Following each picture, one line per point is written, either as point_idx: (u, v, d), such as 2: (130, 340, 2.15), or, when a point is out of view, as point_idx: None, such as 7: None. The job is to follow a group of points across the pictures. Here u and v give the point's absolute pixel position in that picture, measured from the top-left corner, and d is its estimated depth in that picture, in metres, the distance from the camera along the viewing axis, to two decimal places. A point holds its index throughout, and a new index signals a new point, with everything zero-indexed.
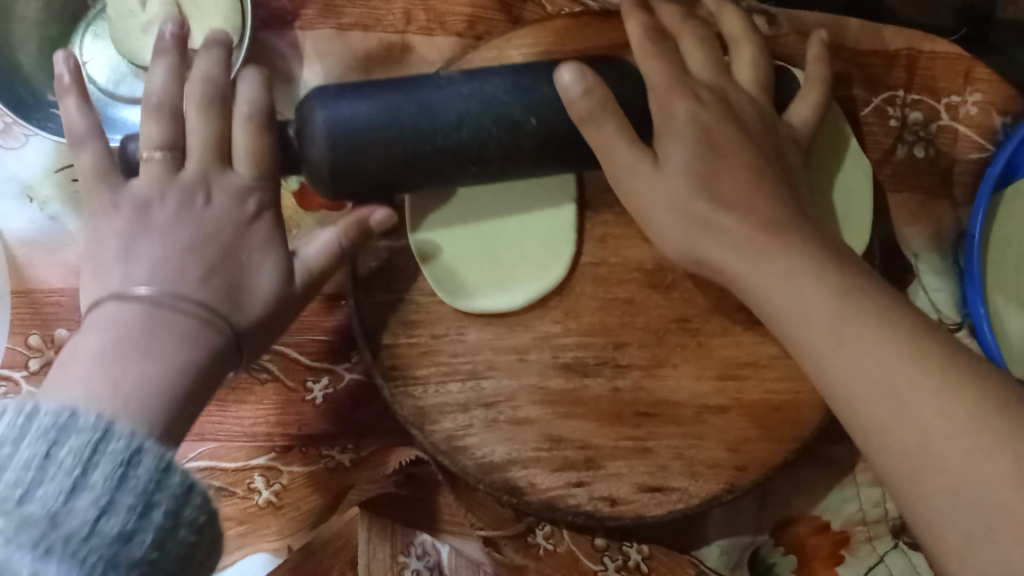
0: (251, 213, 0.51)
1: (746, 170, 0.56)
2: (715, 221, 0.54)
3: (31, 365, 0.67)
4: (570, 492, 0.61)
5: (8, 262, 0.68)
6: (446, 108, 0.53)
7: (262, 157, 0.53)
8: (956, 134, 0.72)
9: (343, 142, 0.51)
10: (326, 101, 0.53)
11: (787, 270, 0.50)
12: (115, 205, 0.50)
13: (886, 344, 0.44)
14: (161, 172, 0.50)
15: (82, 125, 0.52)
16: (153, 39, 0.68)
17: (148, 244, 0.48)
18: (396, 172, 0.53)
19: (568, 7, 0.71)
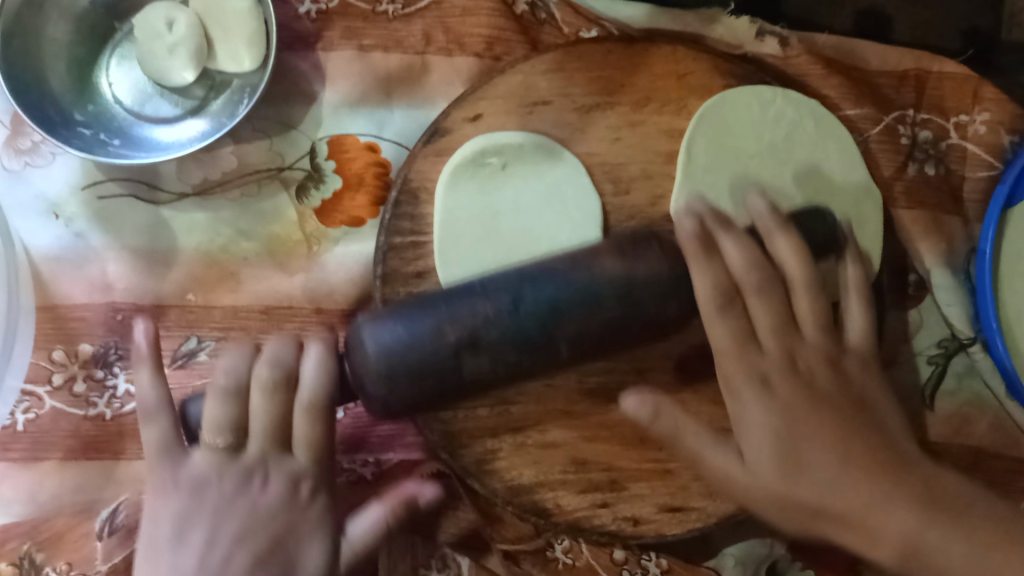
0: (300, 497, 0.54)
1: (833, 426, 0.54)
2: (791, 479, 0.53)
3: (54, 381, 0.67)
4: (595, 512, 0.63)
5: (33, 279, 0.69)
6: (488, 343, 0.52)
7: (316, 445, 0.56)
8: (965, 153, 0.73)
9: (391, 373, 0.51)
10: (376, 326, 0.52)
11: (849, 509, 0.51)
12: (172, 486, 0.54)
13: (902, 510, 0.51)
14: (217, 460, 0.54)
15: (150, 400, 0.56)
16: (180, 61, 0.69)
17: (193, 555, 0.51)
18: (448, 382, 0.52)
19: (585, 29, 0.72)
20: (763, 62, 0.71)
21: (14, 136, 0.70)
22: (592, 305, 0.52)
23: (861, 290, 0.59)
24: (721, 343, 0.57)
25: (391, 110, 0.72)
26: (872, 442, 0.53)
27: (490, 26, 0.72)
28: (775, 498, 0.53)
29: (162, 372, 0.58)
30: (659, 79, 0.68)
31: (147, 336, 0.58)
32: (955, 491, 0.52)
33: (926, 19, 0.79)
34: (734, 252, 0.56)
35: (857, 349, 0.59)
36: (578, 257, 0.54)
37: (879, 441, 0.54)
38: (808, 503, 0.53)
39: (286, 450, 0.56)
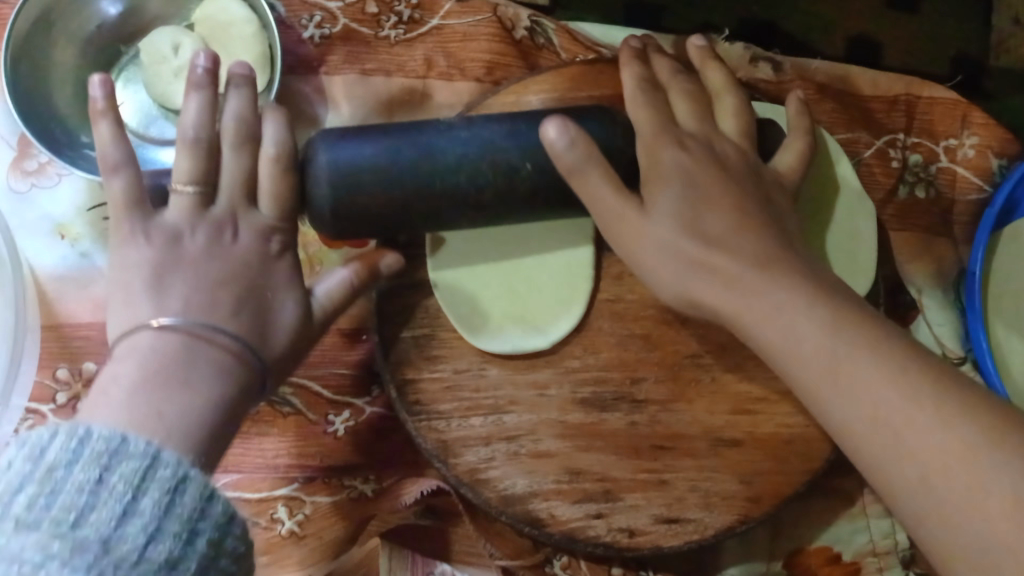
0: (271, 250, 0.55)
1: (741, 214, 0.56)
2: (704, 247, 0.55)
3: (58, 399, 0.68)
4: (590, 523, 0.63)
5: (38, 297, 0.70)
6: (444, 154, 0.55)
7: (285, 203, 0.55)
8: (955, 177, 0.75)
9: (339, 189, 0.53)
10: (333, 140, 0.55)
11: (762, 283, 0.52)
12: (141, 232, 0.52)
13: (805, 301, 0.51)
14: (190, 206, 0.53)
15: (115, 154, 0.52)
16: (185, 84, 0.70)
17: (180, 272, 0.51)
18: (376, 213, 0.54)
19: (583, 54, 0.74)
20: (758, 87, 0.72)
21: (21, 158, 0.72)
22: (517, 177, 0.55)
23: (804, 136, 0.63)
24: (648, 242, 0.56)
25: None
26: (778, 241, 0.55)
27: (490, 51, 0.74)
28: (684, 260, 0.55)
29: (123, 126, 0.53)
30: None
31: (106, 83, 0.53)
32: (877, 319, 0.50)
33: (915, 46, 0.81)
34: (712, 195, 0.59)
35: (781, 168, 0.62)
36: (535, 127, 0.57)
37: (784, 240, 0.56)
38: (728, 269, 0.54)
39: (254, 194, 0.55)
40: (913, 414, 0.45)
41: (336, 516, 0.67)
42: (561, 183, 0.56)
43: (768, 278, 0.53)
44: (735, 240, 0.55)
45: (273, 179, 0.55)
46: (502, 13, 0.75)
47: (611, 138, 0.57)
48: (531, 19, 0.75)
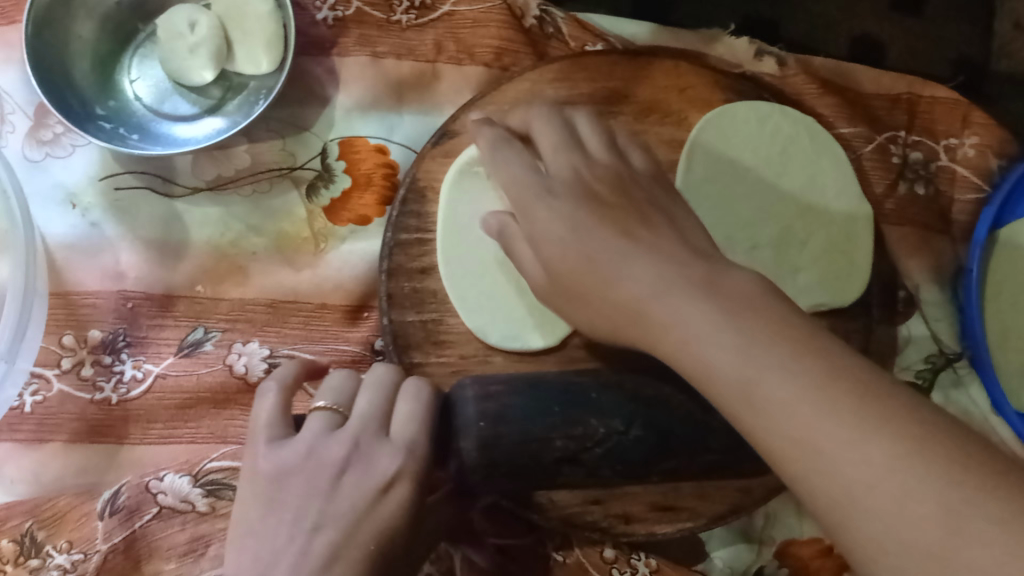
0: (390, 494, 0.48)
1: (654, 257, 0.48)
2: (593, 286, 0.51)
3: (63, 364, 0.69)
4: (588, 508, 0.65)
5: (47, 264, 0.71)
6: (611, 434, 0.52)
7: (414, 452, 0.51)
8: (955, 176, 0.76)
9: (488, 447, 0.52)
10: (482, 393, 0.55)
11: (660, 292, 0.45)
12: (262, 471, 0.49)
13: (707, 325, 0.41)
14: (331, 424, 0.52)
15: (265, 417, 0.53)
16: (200, 61, 0.72)
17: (287, 542, 0.45)
18: (523, 460, 0.53)
19: (591, 43, 0.75)
20: (762, 80, 0.74)
21: (36, 128, 0.73)
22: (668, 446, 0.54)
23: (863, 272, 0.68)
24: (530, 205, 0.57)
25: (400, 116, 0.74)
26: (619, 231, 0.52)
27: (499, 38, 0.75)
28: (627, 318, 0.48)
29: (286, 395, 0.55)
30: (660, 92, 0.71)
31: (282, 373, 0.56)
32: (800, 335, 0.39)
33: (918, 48, 0.83)
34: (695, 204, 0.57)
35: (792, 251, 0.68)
36: (696, 386, 0.56)
37: (666, 239, 0.51)
38: (647, 311, 0.45)
39: (386, 432, 0.51)
40: (830, 428, 0.34)
41: None
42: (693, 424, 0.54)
43: (611, 260, 0.50)
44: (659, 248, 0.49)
45: (408, 423, 0.52)
46: (512, 1, 0.76)
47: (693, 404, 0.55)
48: (541, 8, 0.76)
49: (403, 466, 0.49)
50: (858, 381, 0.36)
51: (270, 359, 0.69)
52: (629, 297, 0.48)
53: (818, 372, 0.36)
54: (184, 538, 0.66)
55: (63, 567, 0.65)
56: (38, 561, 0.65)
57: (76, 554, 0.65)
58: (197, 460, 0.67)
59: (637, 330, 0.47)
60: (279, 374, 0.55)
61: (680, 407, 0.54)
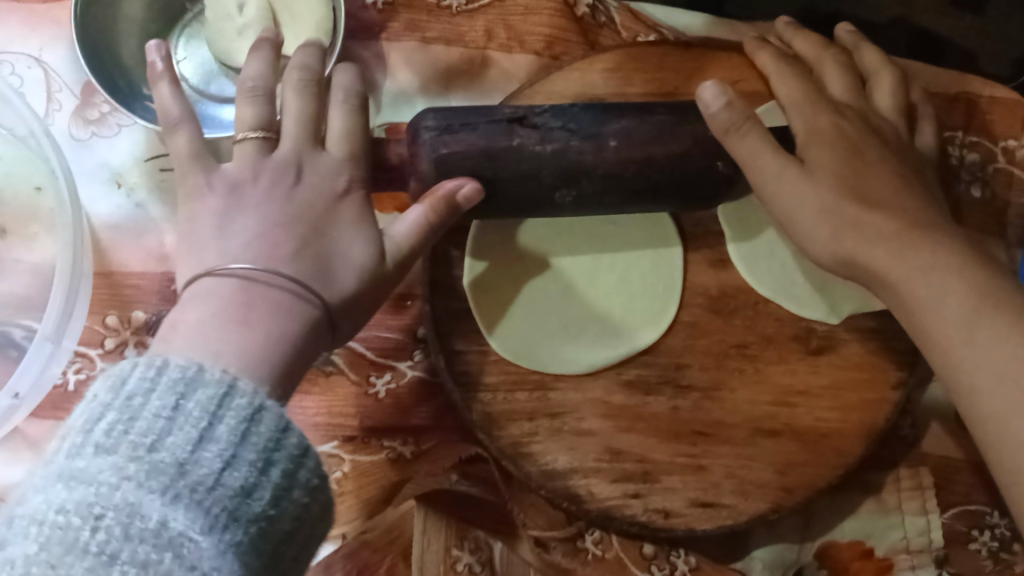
0: (342, 191, 0.53)
1: (892, 183, 0.56)
2: (858, 205, 0.54)
3: (106, 344, 0.69)
4: (626, 502, 0.65)
5: (93, 244, 0.71)
6: (556, 110, 0.58)
7: (351, 140, 0.56)
8: (1012, 178, 0.74)
9: (445, 158, 0.56)
10: (439, 117, 0.57)
11: (907, 235, 0.53)
12: (210, 187, 0.51)
13: (952, 273, 0.52)
14: (258, 151, 0.53)
15: (173, 108, 0.54)
16: (247, 42, 0.71)
17: (226, 240, 0.48)
18: (509, 176, 0.56)
19: (643, 34, 0.74)
20: None
21: (83, 107, 0.73)
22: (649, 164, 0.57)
23: (891, 74, 0.67)
24: (792, 96, 0.62)
25: (449, 101, 0.73)
26: (896, 183, 0.56)
27: (551, 26, 0.74)
28: (839, 222, 0.54)
29: (181, 85, 0.55)
30: (712, 84, 0.70)
31: (161, 49, 0.55)
32: (946, 230, 0.55)
33: (977, 46, 0.81)
34: (793, 84, 0.64)
35: (891, 118, 0.63)
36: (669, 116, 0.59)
37: (924, 201, 0.56)
38: (866, 220, 0.54)
39: (320, 148, 0.55)
40: (988, 328, 0.49)
41: (376, 475, 0.68)
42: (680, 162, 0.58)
43: (855, 169, 0.56)
44: (822, 157, 0.56)
45: (346, 115, 0.56)
46: None
47: (688, 125, 0.59)
48: None
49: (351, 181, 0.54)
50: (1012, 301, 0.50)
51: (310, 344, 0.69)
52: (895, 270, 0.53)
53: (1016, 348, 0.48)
54: None
55: None
56: None
57: None
58: None
59: (872, 250, 0.54)
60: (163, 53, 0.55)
61: (653, 124, 0.58)
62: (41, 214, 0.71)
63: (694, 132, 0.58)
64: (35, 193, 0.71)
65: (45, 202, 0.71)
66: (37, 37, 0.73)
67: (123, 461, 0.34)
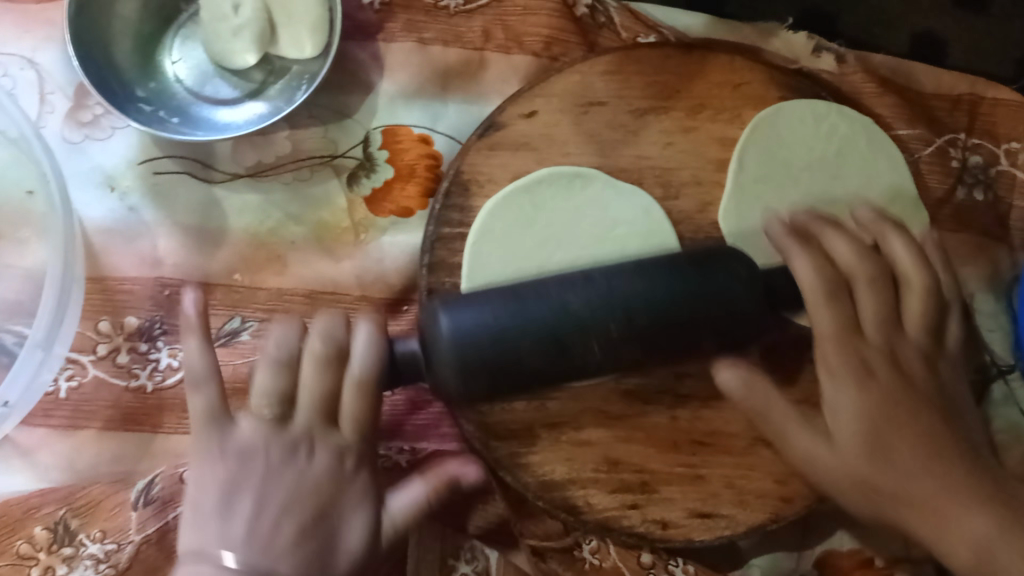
0: (344, 467, 0.55)
1: (923, 438, 0.55)
2: (878, 463, 0.55)
3: (99, 350, 0.68)
4: (625, 513, 0.64)
5: (85, 249, 0.70)
6: (570, 306, 0.52)
7: (367, 382, 0.56)
8: (1014, 181, 0.73)
9: (464, 358, 0.51)
10: (448, 307, 0.53)
11: (936, 494, 0.53)
12: (218, 456, 0.55)
13: (993, 529, 0.52)
14: (264, 432, 0.55)
15: (198, 367, 0.57)
16: (243, 44, 0.70)
17: (234, 524, 0.52)
18: (508, 367, 0.52)
19: (643, 35, 0.73)
20: (819, 78, 0.71)
21: (76, 109, 0.72)
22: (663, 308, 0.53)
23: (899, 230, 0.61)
24: (804, 284, 0.56)
25: (446, 104, 0.72)
26: (938, 421, 0.56)
27: (550, 26, 0.73)
28: (856, 483, 0.55)
29: (209, 339, 0.58)
30: (715, 87, 0.69)
31: (197, 305, 0.58)
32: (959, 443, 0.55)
33: (982, 46, 0.80)
34: (845, 251, 0.59)
35: (917, 341, 0.59)
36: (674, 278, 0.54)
37: (944, 416, 0.56)
38: (914, 495, 0.54)
39: (334, 423, 0.57)
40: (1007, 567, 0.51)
41: None
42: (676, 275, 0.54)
43: (880, 410, 0.55)
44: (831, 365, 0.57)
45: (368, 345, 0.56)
46: None
47: (678, 277, 0.54)
48: None
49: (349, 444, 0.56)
50: (990, 495, 0.53)
51: None
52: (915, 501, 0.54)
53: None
54: None
55: (96, 556, 0.65)
56: (71, 550, 0.65)
57: (109, 544, 0.65)
58: None
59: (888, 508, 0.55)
60: (196, 311, 0.57)
61: (650, 279, 0.54)
62: (32, 218, 0.70)
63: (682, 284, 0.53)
64: (26, 197, 0.70)
65: (37, 206, 0.70)
66: (29, 38, 0.72)
67: None
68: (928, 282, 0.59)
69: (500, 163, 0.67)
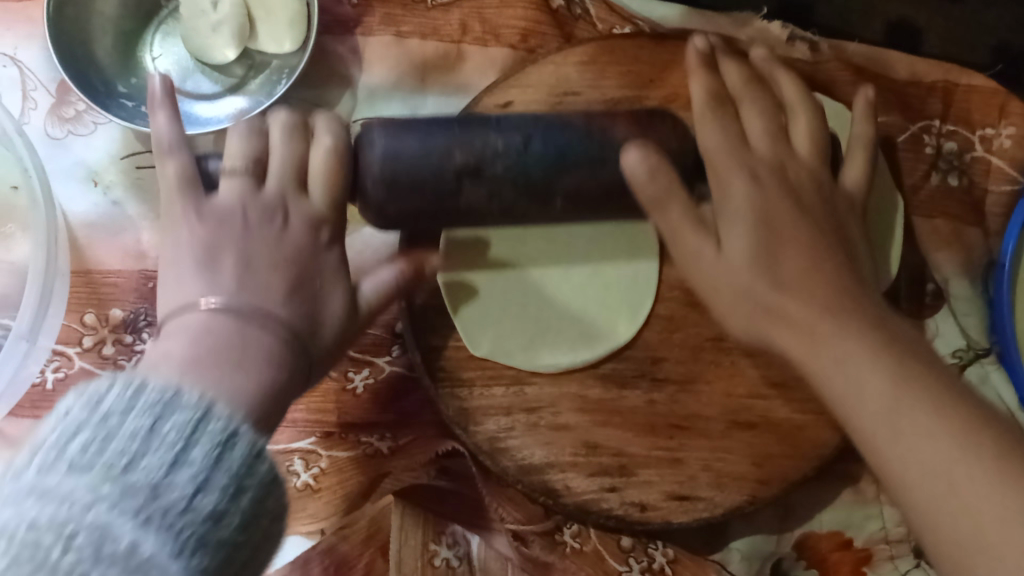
0: (321, 237, 0.54)
1: (811, 255, 0.54)
2: (763, 274, 0.53)
3: (85, 342, 0.69)
4: (603, 496, 0.65)
5: (69, 242, 0.71)
6: (491, 140, 0.56)
7: (339, 186, 0.55)
8: (989, 167, 0.74)
9: (389, 168, 0.55)
10: (387, 129, 0.56)
11: (818, 318, 0.50)
12: (194, 214, 0.51)
13: (926, 407, 0.43)
14: (241, 185, 0.53)
15: (167, 134, 0.54)
16: (223, 39, 0.71)
17: (225, 255, 0.49)
18: (421, 175, 0.55)
19: (619, 26, 0.74)
20: (794, 67, 0.72)
21: (59, 105, 0.73)
22: (567, 149, 0.56)
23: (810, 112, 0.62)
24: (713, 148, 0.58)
25: (424, 97, 0.73)
26: (841, 275, 0.53)
27: (527, 19, 0.74)
28: (745, 299, 0.54)
29: (177, 113, 0.56)
30: (689, 77, 0.70)
31: (164, 82, 0.56)
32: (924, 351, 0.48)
33: (956, 34, 0.81)
34: (760, 128, 0.60)
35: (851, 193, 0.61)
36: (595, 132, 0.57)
37: (853, 279, 0.54)
38: (782, 305, 0.52)
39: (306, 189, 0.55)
40: (914, 418, 0.42)
41: (351, 472, 0.68)
42: (586, 164, 0.56)
43: (764, 233, 0.55)
44: (731, 239, 0.55)
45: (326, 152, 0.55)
46: None
47: (592, 135, 0.57)
48: None
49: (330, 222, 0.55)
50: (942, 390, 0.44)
51: None
52: (874, 409, 0.44)
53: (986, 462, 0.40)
54: None
55: None
56: None
57: None
58: None
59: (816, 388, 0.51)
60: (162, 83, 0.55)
61: (566, 134, 0.57)
62: (17, 212, 0.71)
63: (591, 148, 0.56)
64: (10, 191, 0.71)
65: (21, 200, 0.71)
66: (12, 36, 0.73)
67: (100, 477, 0.32)
68: (813, 107, 0.62)
69: None
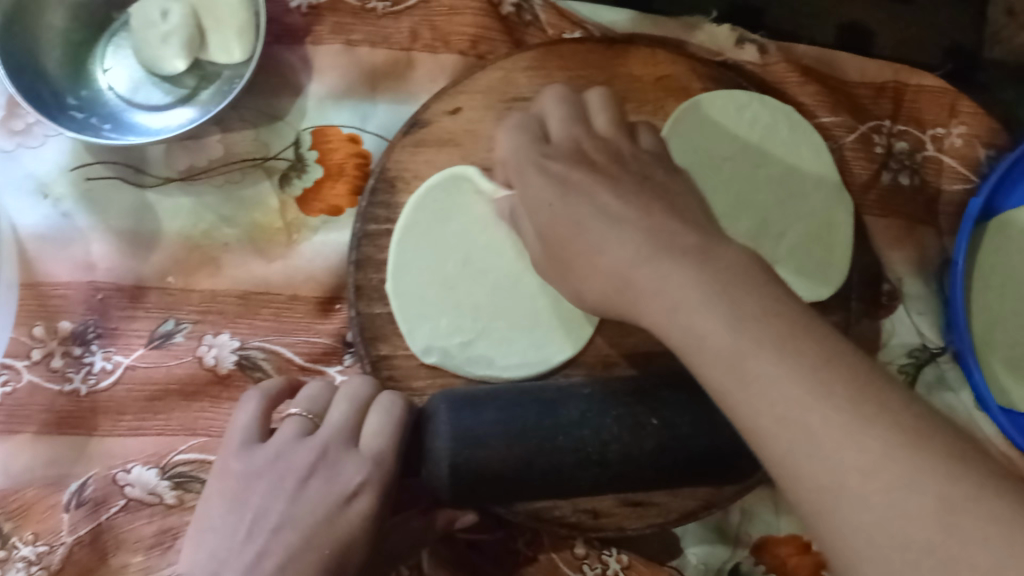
0: (355, 508, 0.51)
1: (689, 264, 0.42)
2: (683, 266, 0.43)
3: (33, 355, 0.69)
4: (556, 503, 0.63)
5: (18, 255, 0.70)
6: (582, 437, 0.52)
7: (383, 465, 0.53)
8: (941, 166, 0.74)
9: (460, 460, 0.52)
10: (454, 405, 0.54)
11: (728, 355, 0.38)
12: (240, 476, 0.52)
13: (816, 395, 0.35)
14: (302, 429, 0.54)
15: (252, 395, 0.57)
16: (172, 50, 0.71)
17: (247, 541, 0.49)
18: (499, 478, 0.52)
19: (569, 31, 0.74)
20: (742, 69, 0.72)
21: (7, 117, 0.72)
22: (664, 462, 0.53)
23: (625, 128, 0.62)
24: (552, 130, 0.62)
25: (374, 104, 0.73)
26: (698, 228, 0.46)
27: (475, 25, 0.74)
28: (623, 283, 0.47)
29: (273, 386, 0.59)
30: (637, 80, 0.70)
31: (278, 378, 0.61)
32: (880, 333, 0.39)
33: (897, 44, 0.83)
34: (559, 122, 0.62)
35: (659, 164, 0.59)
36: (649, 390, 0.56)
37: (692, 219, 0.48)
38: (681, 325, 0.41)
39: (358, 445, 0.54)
40: (861, 447, 0.33)
41: None
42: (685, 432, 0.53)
43: (641, 224, 0.48)
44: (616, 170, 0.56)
45: (379, 437, 0.54)
46: None
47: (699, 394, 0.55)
48: None
49: (368, 478, 0.52)
50: (882, 401, 0.34)
51: (240, 351, 0.69)
52: (749, 395, 0.37)
53: (883, 436, 0.33)
54: (152, 530, 0.66)
55: (28, 558, 0.65)
56: (4, 552, 0.65)
57: (41, 546, 0.65)
58: (165, 452, 0.67)
59: (677, 314, 0.41)
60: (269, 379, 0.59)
61: (671, 426, 0.53)
62: None
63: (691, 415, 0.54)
64: None
65: None
66: None
67: None
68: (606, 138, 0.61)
69: (425, 160, 0.68)
